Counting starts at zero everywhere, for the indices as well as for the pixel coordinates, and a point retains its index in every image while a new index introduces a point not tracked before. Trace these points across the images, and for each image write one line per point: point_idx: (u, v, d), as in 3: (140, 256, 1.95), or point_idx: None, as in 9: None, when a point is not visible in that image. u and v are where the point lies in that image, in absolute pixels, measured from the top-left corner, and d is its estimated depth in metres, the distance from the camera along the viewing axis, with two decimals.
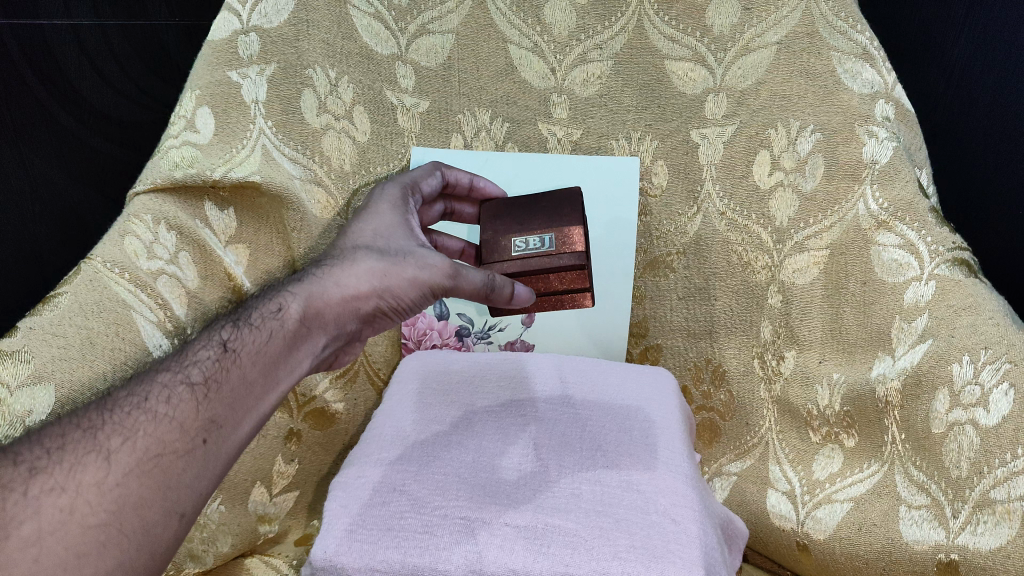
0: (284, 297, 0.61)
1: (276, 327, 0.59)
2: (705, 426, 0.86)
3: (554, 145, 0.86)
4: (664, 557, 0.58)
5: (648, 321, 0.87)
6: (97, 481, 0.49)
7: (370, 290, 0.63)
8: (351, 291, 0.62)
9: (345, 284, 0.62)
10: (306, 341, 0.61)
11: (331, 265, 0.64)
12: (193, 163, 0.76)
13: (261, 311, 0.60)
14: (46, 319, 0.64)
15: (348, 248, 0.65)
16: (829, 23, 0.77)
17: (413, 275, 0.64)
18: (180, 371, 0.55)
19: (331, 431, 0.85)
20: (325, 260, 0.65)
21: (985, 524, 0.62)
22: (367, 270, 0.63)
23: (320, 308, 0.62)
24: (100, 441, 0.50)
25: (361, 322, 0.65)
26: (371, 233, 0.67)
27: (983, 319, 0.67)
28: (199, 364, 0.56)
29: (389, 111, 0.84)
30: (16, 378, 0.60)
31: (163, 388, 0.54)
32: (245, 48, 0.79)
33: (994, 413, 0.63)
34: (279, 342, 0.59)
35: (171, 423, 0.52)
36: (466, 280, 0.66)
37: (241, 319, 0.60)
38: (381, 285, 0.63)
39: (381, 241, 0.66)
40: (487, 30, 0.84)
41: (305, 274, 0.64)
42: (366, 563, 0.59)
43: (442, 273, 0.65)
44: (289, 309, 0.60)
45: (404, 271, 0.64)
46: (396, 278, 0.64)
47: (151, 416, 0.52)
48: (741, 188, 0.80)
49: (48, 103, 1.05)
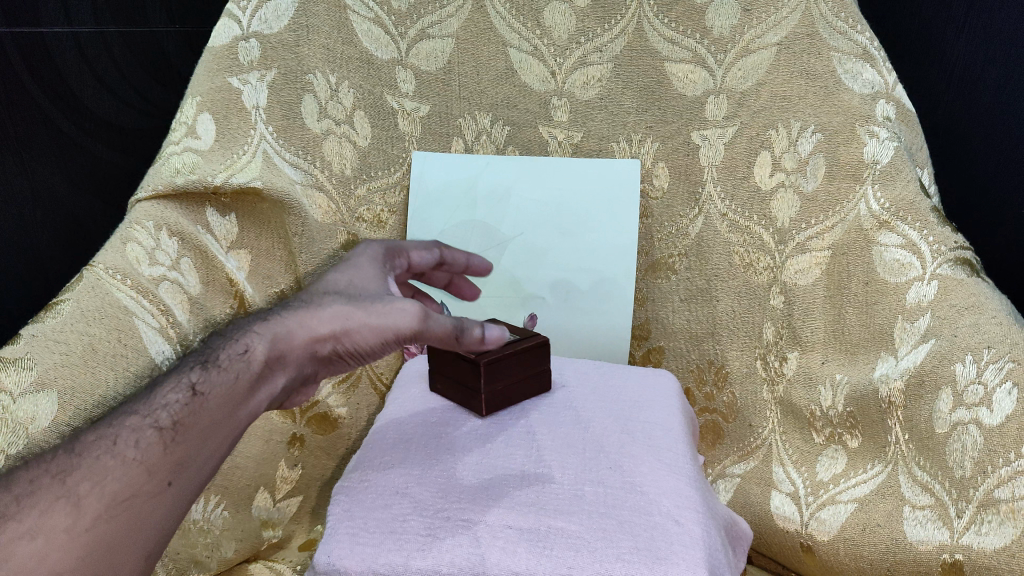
0: (251, 338, 0.59)
1: (242, 370, 0.57)
2: (708, 428, 0.86)
3: (554, 148, 0.87)
4: (667, 558, 0.58)
5: (650, 323, 0.88)
6: (67, 527, 0.48)
7: (332, 334, 0.60)
8: (316, 336, 0.60)
9: (311, 328, 0.60)
10: (268, 383, 0.60)
11: (299, 306, 0.61)
12: (195, 169, 0.75)
13: (228, 352, 0.58)
14: (48, 326, 0.63)
15: (316, 293, 0.62)
16: (828, 23, 0.77)
17: (375, 322, 0.60)
18: (149, 415, 0.54)
19: (335, 436, 0.85)
20: (292, 303, 0.63)
21: (989, 524, 0.62)
22: (334, 313, 0.60)
23: (285, 351, 0.59)
24: (69, 486, 0.50)
25: (323, 365, 0.62)
26: (345, 281, 0.64)
27: (986, 318, 0.67)
28: (167, 408, 0.54)
29: (390, 116, 0.85)
30: (20, 385, 0.59)
31: (132, 433, 0.53)
32: (245, 54, 0.79)
33: (998, 412, 0.62)
34: (244, 386, 0.57)
35: (139, 469, 0.51)
36: (437, 331, 0.60)
37: (208, 360, 0.58)
38: (343, 331, 0.60)
39: (353, 288, 0.63)
40: (486, 34, 0.85)
41: (272, 313, 0.62)
42: (369, 566, 0.59)
43: (411, 319, 0.60)
44: (254, 350, 0.58)
45: (370, 316, 0.60)
46: (359, 323, 0.60)
47: (119, 461, 0.51)
48: (742, 190, 0.81)
49: (49, 110, 1.04)
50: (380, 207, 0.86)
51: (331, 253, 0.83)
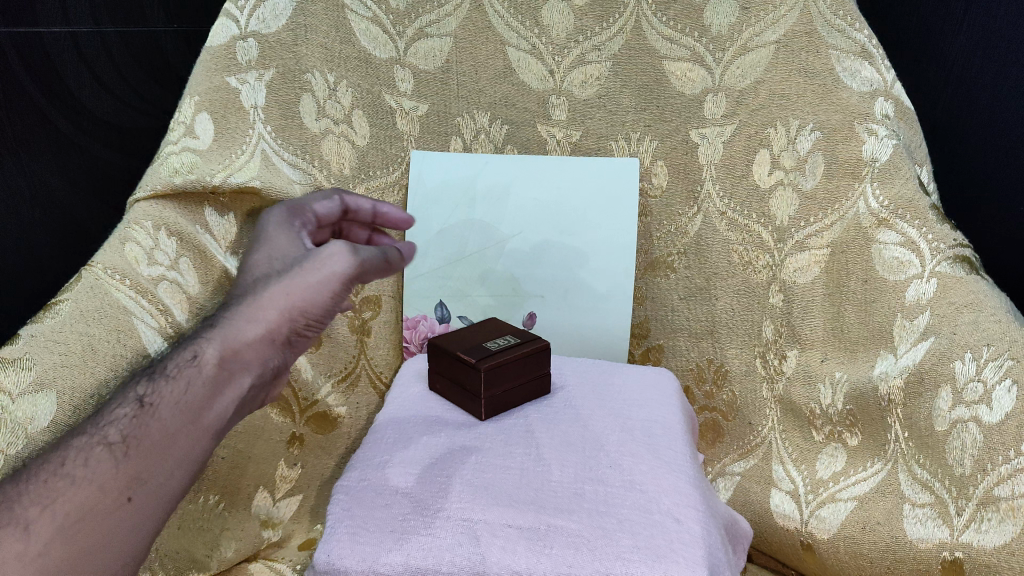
0: (198, 343, 0.58)
1: (193, 375, 0.57)
2: (708, 427, 0.86)
3: (553, 146, 0.87)
4: (667, 556, 0.58)
5: (649, 322, 0.88)
6: (20, 553, 0.49)
7: (281, 315, 0.59)
8: (266, 323, 0.59)
9: (256, 318, 0.59)
10: (230, 383, 0.59)
11: (239, 301, 0.60)
12: (193, 169, 0.75)
13: (176, 360, 0.58)
14: (47, 326, 0.63)
15: (248, 282, 0.61)
16: (827, 21, 0.77)
17: (317, 286, 0.59)
18: (98, 432, 0.54)
19: (335, 436, 0.85)
20: (229, 299, 0.61)
21: (989, 521, 0.61)
22: (275, 295, 0.59)
23: (237, 349, 0.58)
24: (19, 512, 0.50)
25: (282, 352, 0.61)
26: (266, 260, 0.62)
27: (986, 316, 0.66)
28: (116, 424, 0.54)
29: (389, 115, 0.85)
30: (19, 385, 0.58)
31: (81, 451, 0.53)
32: (243, 53, 0.79)
33: (997, 410, 0.62)
34: (199, 389, 0.57)
35: (92, 486, 0.52)
36: (369, 262, 0.61)
37: (157, 371, 0.57)
38: (291, 308, 0.59)
39: (277, 263, 0.62)
40: (485, 33, 0.85)
41: (215, 315, 0.61)
42: (369, 566, 0.59)
43: (343, 262, 0.60)
44: (204, 355, 0.58)
45: (309, 284, 0.59)
46: (303, 294, 0.59)
47: (69, 481, 0.52)
48: (741, 188, 0.81)
49: (47, 110, 1.04)
50: None
51: None
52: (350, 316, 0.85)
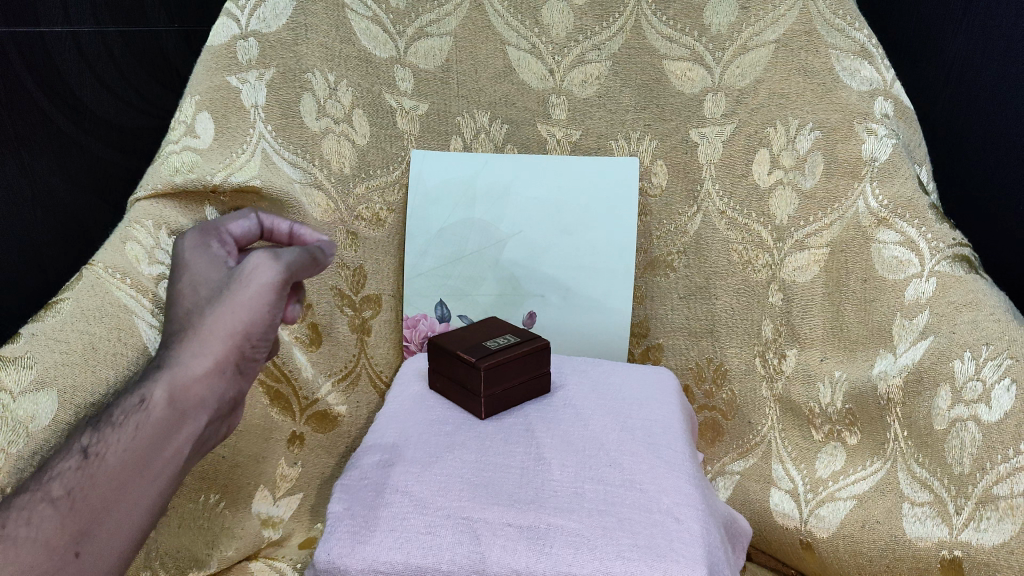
0: (143, 387, 0.57)
1: (140, 420, 0.55)
2: (707, 426, 0.86)
3: (553, 146, 0.87)
4: (667, 555, 0.58)
5: (649, 321, 0.88)
6: None
7: (224, 345, 0.58)
8: (211, 356, 0.58)
9: (201, 353, 0.58)
10: (181, 424, 0.57)
11: (180, 339, 0.59)
12: (194, 168, 0.76)
13: (121, 406, 0.56)
14: (48, 325, 0.63)
15: (184, 316, 0.61)
16: (825, 20, 0.77)
17: (251, 307, 0.59)
18: (40, 489, 0.52)
19: (335, 435, 0.85)
20: (170, 337, 0.60)
21: (988, 520, 0.62)
22: (214, 325, 0.58)
23: (184, 388, 0.57)
24: None
25: (231, 385, 0.60)
26: (191, 288, 0.63)
27: (985, 315, 0.66)
28: (60, 478, 0.53)
29: (389, 114, 0.85)
30: (20, 384, 0.59)
31: (24, 510, 0.51)
32: (243, 53, 0.79)
33: (996, 409, 0.62)
34: (146, 434, 0.55)
35: (38, 545, 0.50)
36: (294, 264, 0.61)
37: (101, 419, 0.56)
38: (232, 335, 0.59)
39: (202, 290, 0.62)
40: (485, 33, 0.85)
41: (158, 357, 0.59)
42: (370, 564, 0.60)
43: (269, 271, 0.60)
44: (149, 399, 0.56)
45: (242, 306, 0.59)
46: (241, 318, 0.59)
47: (13, 541, 0.50)
48: (741, 187, 0.81)
49: (50, 110, 1.04)
50: (379, 206, 0.86)
51: None
52: (349, 315, 0.85)
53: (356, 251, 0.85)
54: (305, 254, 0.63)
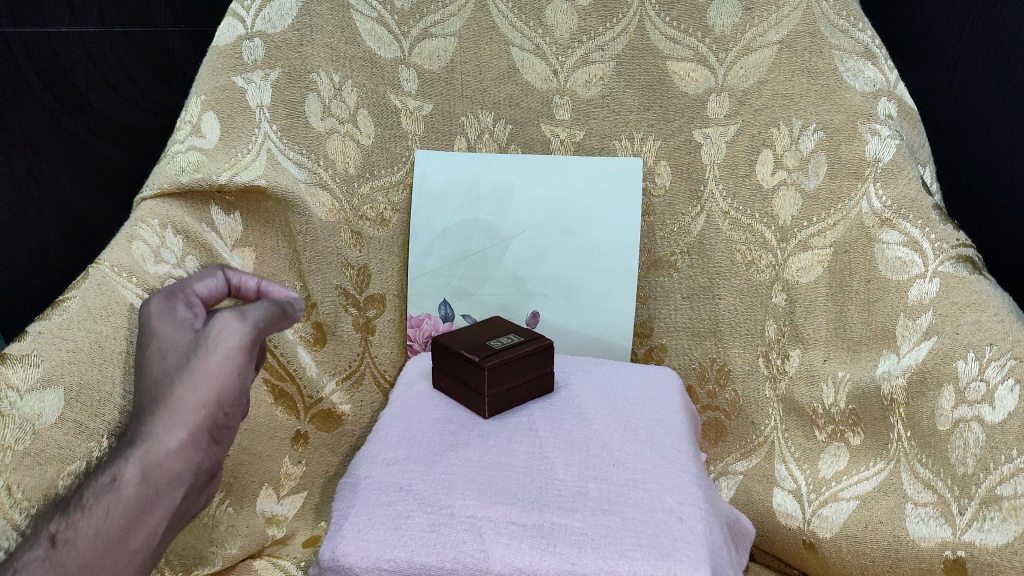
0: (113, 463, 0.51)
1: (113, 501, 0.50)
2: (710, 426, 0.86)
3: (557, 146, 0.88)
4: (670, 555, 0.58)
5: (652, 321, 0.88)
6: None
7: (200, 412, 0.54)
8: (187, 426, 0.53)
9: (176, 422, 0.53)
10: (157, 502, 0.52)
11: (151, 408, 0.54)
12: (199, 168, 0.76)
13: (91, 486, 0.50)
14: (55, 323, 0.62)
15: (153, 383, 0.55)
16: (829, 21, 0.77)
17: (224, 369, 0.55)
18: None
19: (339, 434, 0.85)
20: (139, 406, 0.55)
21: (991, 520, 0.61)
22: (189, 391, 0.54)
23: (159, 462, 0.52)
24: None
25: (209, 454, 0.55)
26: (157, 353, 0.57)
27: (988, 316, 0.66)
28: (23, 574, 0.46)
29: (393, 115, 0.86)
30: (26, 381, 0.57)
31: None
32: (249, 53, 0.80)
33: (1000, 409, 0.62)
34: (119, 515, 0.50)
35: None
36: (261, 321, 0.58)
37: (69, 502, 0.50)
38: (208, 400, 0.54)
39: (170, 354, 0.56)
40: (489, 33, 0.86)
41: (129, 429, 0.54)
42: (374, 562, 0.60)
43: (237, 331, 0.56)
44: (121, 476, 0.51)
45: (216, 369, 0.55)
46: (217, 383, 0.55)
47: None
48: (744, 187, 0.81)
49: (57, 111, 1.05)
50: (383, 206, 0.87)
51: (334, 251, 0.83)
52: (354, 314, 0.86)
53: (360, 250, 0.85)
54: (265, 311, 0.59)
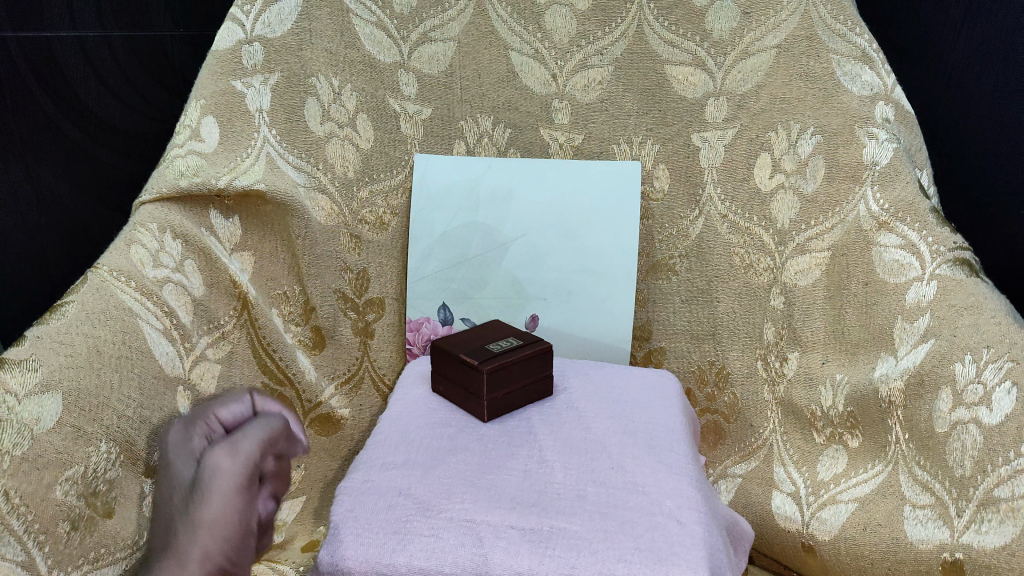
0: None
1: None
2: (709, 428, 0.86)
3: (556, 150, 0.88)
4: (669, 558, 0.58)
5: (651, 325, 0.88)
6: None
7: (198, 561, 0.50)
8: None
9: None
10: None
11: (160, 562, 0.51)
12: (199, 172, 0.76)
13: None
14: (53, 327, 0.61)
15: (163, 534, 0.53)
16: (826, 25, 0.77)
17: (216, 513, 0.51)
18: None
19: (338, 438, 0.85)
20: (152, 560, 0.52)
21: (989, 522, 0.60)
22: (189, 541, 0.51)
23: None
24: None
25: None
26: (167, 497, 0.54)
27: (985, 319, 0.65)
28: None
29: (392, 119, 0.86)
30: (25, 386, 0.55)
31: None
32: (248, 57, 0.80)
33: (996, 412, 0.61)
34: None
35: None
36: (252, 453, 0.54)
37: None
38: (206, 547, 0.51)
39: (176, 496, 0.54)
40: (488, 38, 0.86)
41: None
42: (373, 566, 0.60)
43: (227, 469, 0.53)
44: None
45: (209, 515, 0.51)
46: (209, 529, 0.51)
47: None
48: (742, 191, 0.82)
49: (55, 116, 1.05)
50: (383, 210, 0.87)
51: (333, 255, 0.84)
52: (353, 318, 0.86)
53: (359, 254, 0.86)
54: (263, 438, 0.56)
